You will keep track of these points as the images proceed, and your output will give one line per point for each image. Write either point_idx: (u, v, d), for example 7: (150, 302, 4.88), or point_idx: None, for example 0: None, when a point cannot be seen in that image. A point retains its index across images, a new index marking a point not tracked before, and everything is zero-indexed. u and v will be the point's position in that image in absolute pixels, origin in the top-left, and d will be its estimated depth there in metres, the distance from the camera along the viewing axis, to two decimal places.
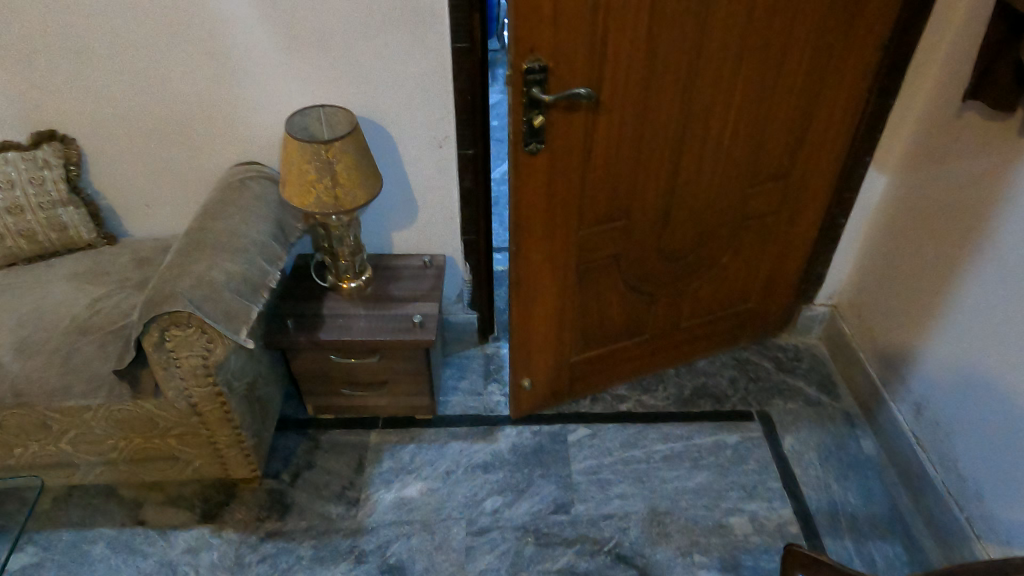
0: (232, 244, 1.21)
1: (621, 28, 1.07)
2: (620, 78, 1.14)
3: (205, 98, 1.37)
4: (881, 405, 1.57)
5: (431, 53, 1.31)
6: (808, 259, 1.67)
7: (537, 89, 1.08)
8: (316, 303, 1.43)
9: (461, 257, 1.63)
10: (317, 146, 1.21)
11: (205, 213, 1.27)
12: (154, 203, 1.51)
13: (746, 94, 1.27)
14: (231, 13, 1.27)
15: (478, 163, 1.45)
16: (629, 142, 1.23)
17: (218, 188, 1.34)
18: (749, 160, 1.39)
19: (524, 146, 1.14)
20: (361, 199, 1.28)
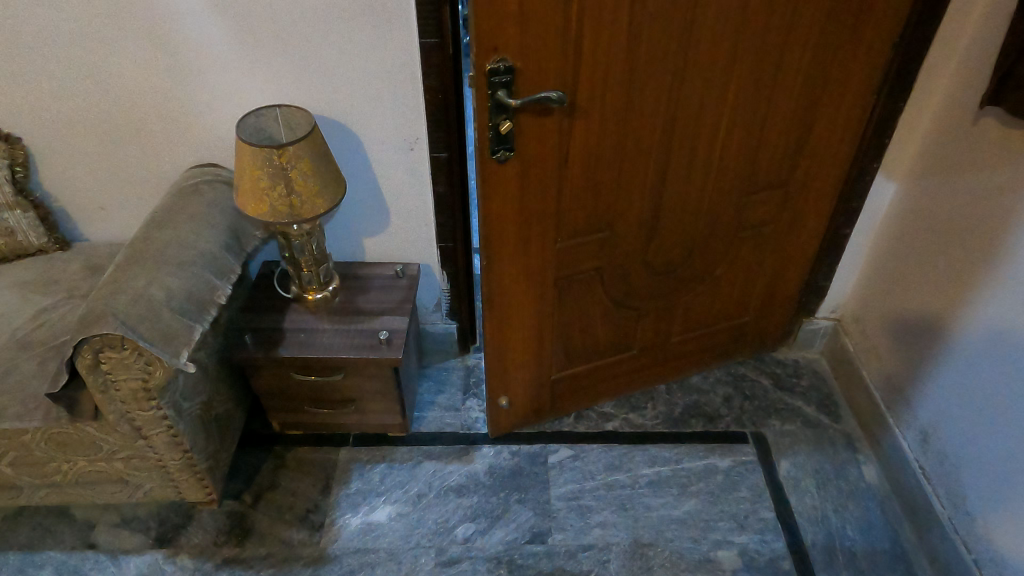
0: (177, 256, 1.11)
1: (597, 25, 0.97)
2: (599, 80, 1.03)
3: (157, 96, 1.27)
4: (885, 429, 1.46)
5: (399, 49, 1.20)
6: (810, 270, 1.55)
7: (504, 92, 0.97)
8: (277, 316, 1.34)
9: (437, 265, 1.53)
10: (270, 150, 1.10)
11: (150, 221, 1.18)
12: (109, 206, 1.42)
13: (740, 96, 1.16)
14: (180, 5, 1.16)
15: (453, 167, 1.34)
16: (610, 149, 1.13)
17: (170, 193, 1.25)
18: (745, 167, 1.28)
19: (490, 154, 1.04)
20: (320, 207, 1.18)
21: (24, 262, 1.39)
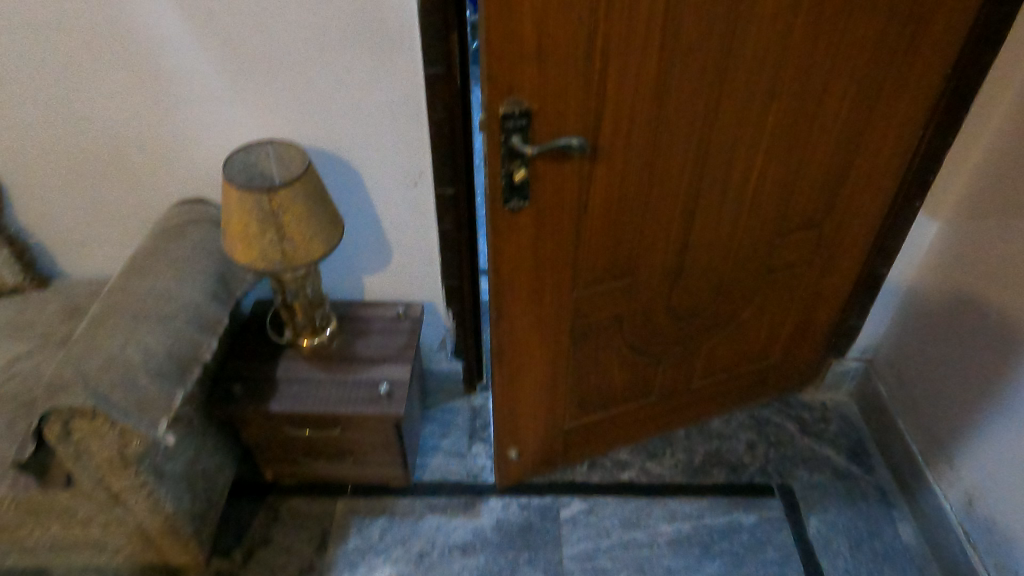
0: (158, 309, 1.01)
1: (623, 62, 0.87)
2: (623, 121, 0.93)
3: (139, 128, 1.17)
4: (923, 485, 1.36)
5: (402, 79, 1.10)
6: (842, 311, 1.45)
7: (519, 138, 0.87)
8: (270, 364, 1.24)
9: (442, 304, 1.42)
10: (259, 193, 1.00)
11: (131, 266, 1.08)
12: (90, 241, 1.32)
13: (776, 135, 1.06)
14: (162, 32, 1.06)
15: (460, 203, 1.24)
16: (634, 194, 1.03)
17: (152, 234, 1.15)
18: (778, 208, 1.17)
19: (502, 203, 0.93)
20: (315, 253, 1.08)
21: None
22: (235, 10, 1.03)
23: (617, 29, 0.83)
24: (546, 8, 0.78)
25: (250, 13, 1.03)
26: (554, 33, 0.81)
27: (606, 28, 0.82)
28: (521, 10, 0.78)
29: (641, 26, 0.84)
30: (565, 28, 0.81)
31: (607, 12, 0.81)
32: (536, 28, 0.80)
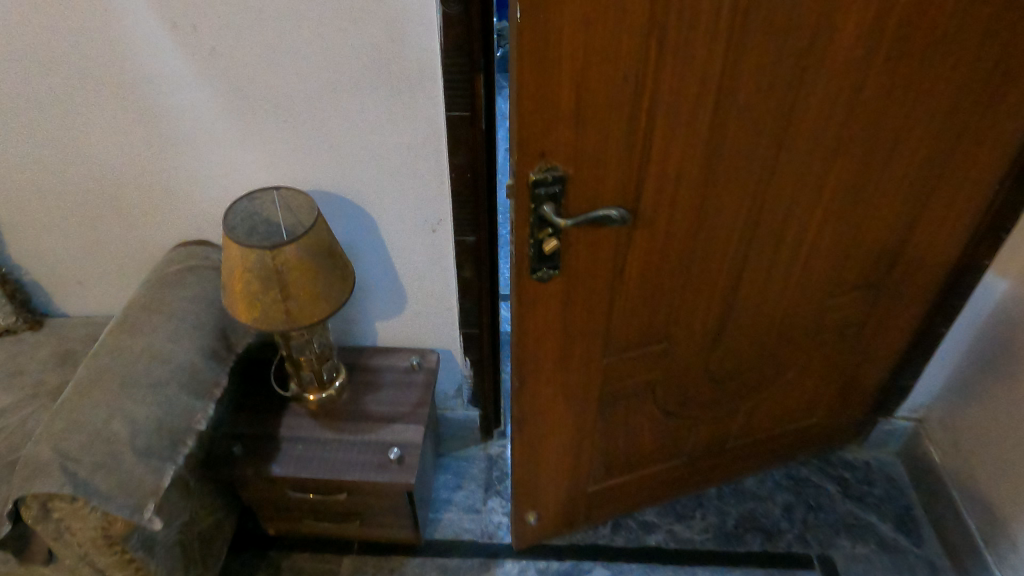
0: (149, 373, 0.93)
1: (671, 121, 0.76)
2: (668, 184, 0.83)
3: (137, 167, 1.08)
4: (980, 566, 1.24)
5: (421, 122, 1.00)
6: (893, 369, 1.33)
7: (550, 207, 0.76)
8: (273, 421, 1.16)
9: (459, 352, 1.33)
10: (261, 250, 0.91)
11: (124, 320, 1.00)
12: (88, 279, 1.25)
13: (835, 193, 0.95)
14: (161, 68, 0.97)
15: (482, 251, 1.14)
16: (676, 258, 0.92)
17: (148, 282, 1.06)
18: (833, 267, 1.06)
19: (529, 273, 0.83)
20: (321, 311, 0.99)
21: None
22: (241, 46, 0.94)
23: (667, 87, 0.73)
24: (589, 68, 0.68)
25: (257, 51, 0.94)
26: (596, 94, 0.70)
27: (653, 85, 0.72)
28: (560, 70, 0.67)
29: (694, 82, 0.74)
30: (606, 87, 0.70)
31: (656, 69, 0.71)
32: (576, 89, 0.69)
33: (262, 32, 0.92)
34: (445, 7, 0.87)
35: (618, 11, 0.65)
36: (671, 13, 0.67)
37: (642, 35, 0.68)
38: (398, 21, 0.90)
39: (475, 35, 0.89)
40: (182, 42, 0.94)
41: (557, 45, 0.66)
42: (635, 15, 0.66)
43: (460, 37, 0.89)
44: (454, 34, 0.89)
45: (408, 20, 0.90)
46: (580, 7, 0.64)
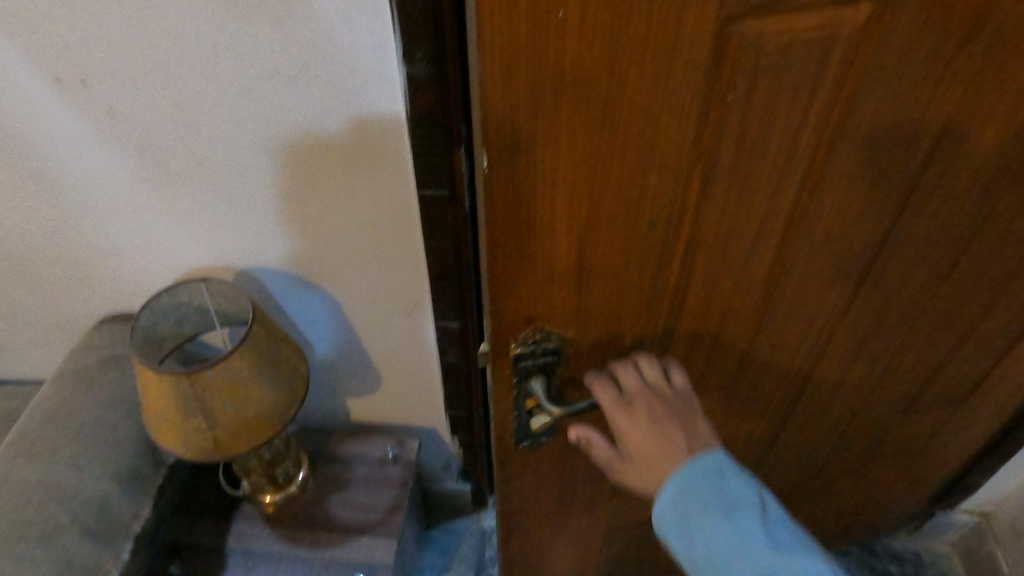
0: (44, 516, 0.75)
1: (713, 264, 0.55)
2: (706, 326, 0.61)
3: (38, 235, 0.86)
4: None
5: (388, 198, 0.78)
6: (963, 469, 1.11)
7: (542, 384, 0.59)
8: (222, 527, 0.99)
9: (446, 432, 1.12)
10: (174, 376, 0.72)
11: (22, 438, 0.81)
12: (8, 343, 1.06)
13: (939, 325, 0.69)
14: (49, 136, 0.74)
15: (468, 337, 0.92)
16: (709, 390, 0.71)
17: (57, 378, 0.87)
18: (915, 390, 0.82)
19: (514, 441, 0.66)
20: (262, 434, 0.80)
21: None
22: (147, 112, 0.71)
23: (713, 227, 0.51)
24: (596, 219, 0.47)
25: (169, 117, 0.71)
26: (607, 247, 0.50)
27: (690, 228, 0.51)
28: (552, 223, 0.47)
29: (753, 219, 0.51)
30: (622, 238, 0.49)
31: (697, 210, 0.49)
32: (576, 243, 0.49)
33: (172, 95, 0.69)
34: (409, 68, 0.60)
35: (640, 149, 0.43)
36: (722, 142, 0.45)
37: (679, 175, 0.46)
38: (350, 82, 0.66)
39: (452, 100, 0.63)
40: (70, 104, 0.71)
41: (547, 195, 0.45)
42: (667, 152, 0.44)
43: (432, 105, 0.63)
44: (424, 101, 0.63)
45: (363, 81, 0.66)
46: (581, 148, 0.42)
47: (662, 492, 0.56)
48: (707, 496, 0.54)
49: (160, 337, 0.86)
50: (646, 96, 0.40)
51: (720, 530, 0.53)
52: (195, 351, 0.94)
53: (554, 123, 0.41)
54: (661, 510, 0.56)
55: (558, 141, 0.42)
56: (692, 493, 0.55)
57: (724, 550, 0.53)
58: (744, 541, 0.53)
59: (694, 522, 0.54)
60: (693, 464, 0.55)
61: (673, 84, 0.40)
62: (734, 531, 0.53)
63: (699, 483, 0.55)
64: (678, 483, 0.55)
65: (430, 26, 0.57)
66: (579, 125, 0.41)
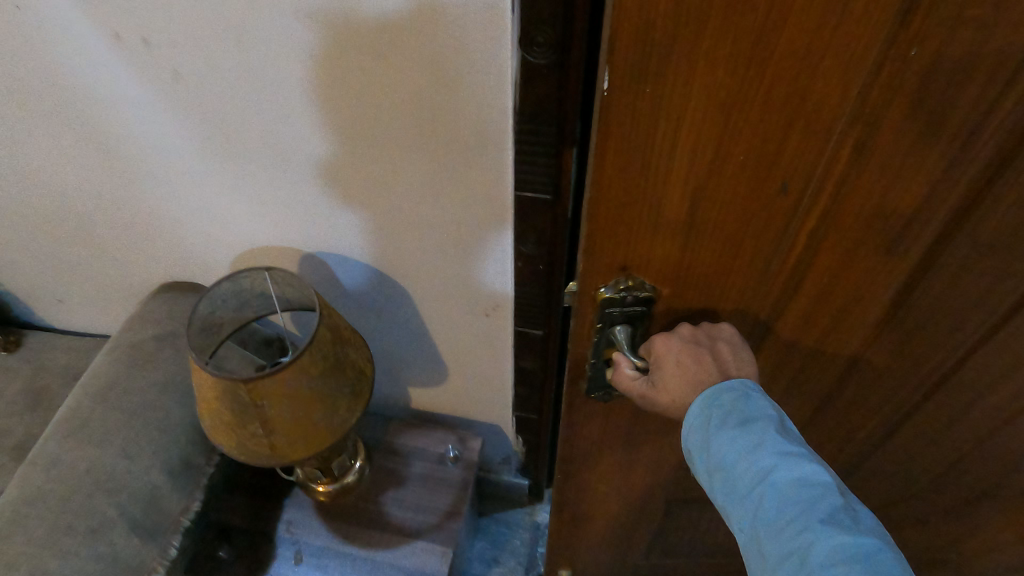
0: (92, 508, 0.70)
1: (853, 251, 0.45)
2: (835, 319, 0.52)
3: (100, 201, 0.82)
4: None
5: (476, 191, 0.67)
6: None
7: (625, 332, 0.51)
8: (272, 512, 0.94)
9: (512, 432, 1.04)
10: (230, 381, 0.65)
11: (72, 416, 0.77)
12: (70, 300, 1.04)
13: None
14: (110, 97, 0.68)
15: (550, 345, 0.81)
16: (815, 387, 0.62)
17: (111, 349, 0.83)
18: None
19: (586, 391, 0.58)
20: (321, 439, 0.75)
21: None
22: (212, 83, 0.63)
23: (857, 210, 0.42)
24: (719, 169, 0.39)
25: (239, 90, 0.63)
26: (724, 207, 0.42)
27: (834, 202, 0.42)
28: (669, 168, 0.40)
29: (903, 211, 0.42)
30: (748, 200, 0.41)
31: (840, 184, 0.41)
32: (690, 194, 0.41)
33: (242, 65, 0.60)
34: (526, 53, 0.49)
35: (792, 91, 0.35)
36: (887, 105, 0.36)
37: (831, 131, 0.38)
38: (450, 64, 0.56)
39: (571, 93, 0.52)
40: (134, 66, 0.64)
41: (669, 128, 0.38)
42: (823, 100, 0.36)
43: (545, 96, 0.52)
44: (536, 91, 0.52)
45: (466, 65, 0.56)
46: (723, 72, 0.35)
47: (689, 411, 0.48)
48: (730, 412, 0.45)
49: (221, 327, 0.81)
50: (821, 18, 0.32)
51: (731, 439, 0.44)
52: (260, 333, 0.89)
53: (696, 44, 0.34)
54: (687, 430, 0.47)
55: (697, 68, 0.35)
56: (719, 408, 0.46)
57: (736, 452, 0.44)
58: (756, 442, 0.43)
59: (708, 432, 0.46)
60: (724, 384, 0.46)
61: (849, 18, 0.32)
62: (751, 435, 0.44)
63: (725, 399, 0.46)
64: (706, 396, 0.47)
65: (559, 5, 0.45)
66: (728, 47, 0.34)
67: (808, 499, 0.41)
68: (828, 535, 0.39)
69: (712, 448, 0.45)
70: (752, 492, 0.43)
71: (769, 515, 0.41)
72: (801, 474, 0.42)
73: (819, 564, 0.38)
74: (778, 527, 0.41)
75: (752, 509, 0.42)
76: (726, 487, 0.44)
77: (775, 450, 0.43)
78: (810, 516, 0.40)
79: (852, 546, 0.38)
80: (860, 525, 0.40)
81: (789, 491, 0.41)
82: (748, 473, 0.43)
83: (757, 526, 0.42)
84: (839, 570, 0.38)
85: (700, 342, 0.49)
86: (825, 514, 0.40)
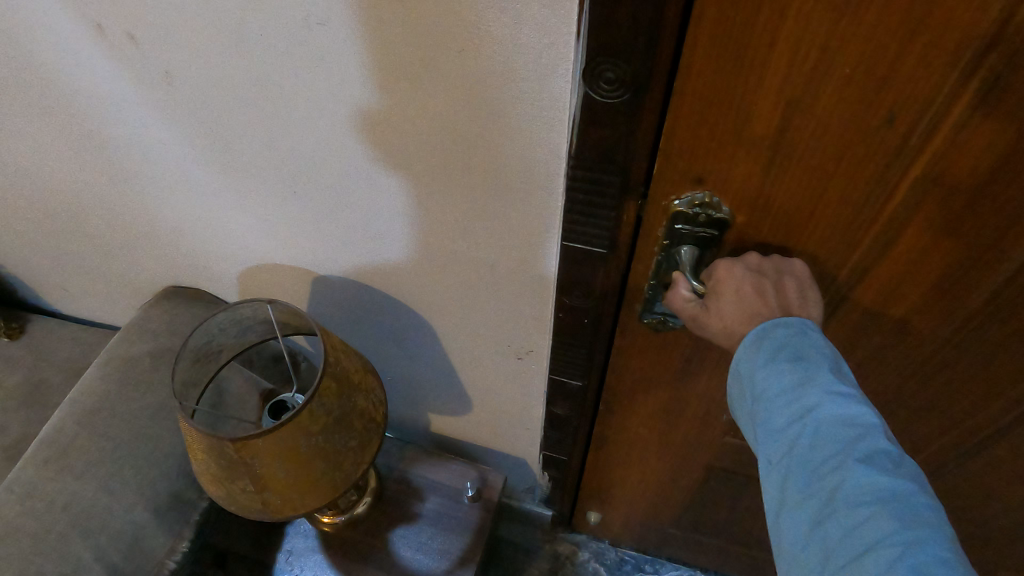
0: (67, 551, 0.62)
1: (972, 189, 0.39)
2: (938, 276, 0.46)
3: (100, 192, 0.73)
4: None
5: (513, 232, 0.57)
6: None
7: (691, 254, 0.48)
8: (275, 544, 0.87)
9: (538, 466, 0.95)
10: (214, 440, 0.53)
11: (52, 438, 0.68)
12: (72, 289, 0.96)
13: None
14: (98, 90, 0.60)
15: (587, 396, 0.72)
16: (902, 368, 0.55)
17: (103, 362, 0.75)
18: None
19: (639, 316, 0.57)
20: (320, 495, 0.62)
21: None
22: (215, 83, 0.54)
23: (985, 141, 0.37)
24: (821, 81, 0.36)
25: (244, 98, 0.54)
26: (822, 129, 0.39)
27: (956, 126, 0.37)
28: (764, 65, 0.36)
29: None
30: (853, 108, 0.37)
31: (967, 108, 0.36)
32: (782, 107, 0.38)
33: (248, 69, 0.52)
34: (589, 88, 0.39)
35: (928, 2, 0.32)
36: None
37: (967, 37, 0.33)
38: (490, 91, 0.46)
39: (643, 138, 0.42)
40: (122, 62, 0.56)
41: (771, 24, 0.34)
42: (958, 13, 0.32)
43: (610, 142, 0.42)
44: (598, 135, 0.41)
45: (511, 94, 0.45)
46: None
47: (739, 344, 0.44)
48: (783, 346, 0.41)
49: (219, 359, 0.68)
50: None
51: (776, 373, 0.40)
52: (269, 351, 0.78)
53: None
54: (734, 362, 0.44)
55: None
56: (771, 341, 0.42)
57: (781, 385, 0.40)
58: (804, 379, 0.39)
59: (754, 364, 0.42)
60: (780, 319, 0.43)
61: None
62: (803, 370, 0.40)
63: (779, 333, 0.42)
64: (759, 328, 0.43)
65: (642, 35, 0.35)
66: None
67: (849, 438, 0.37)
68: (861, 476, 0.35)
69: (756, 380, 0.41)
70: (788, 429, 0.39)
71: (803, 450, 0.38)
72: (846, 415, 0.38)
73: (845, 504, 0.35)
74: (810, 465, 0.37)
75: (786, 445, 0.39)
76: (761, 420, 0.41)
77: (822, 388, 0.39)
78: (847, 455, 0.36)
79: (886, 489, 0.35)
80: (901, 471, 0.36)
81: (830, 429, 0.37)
82: (788, 408, 0.39)
83: (787, 463, 0.38)
84: (863, 511, 0.34)
85: (765, 272, 0.45)
86: (864, 455, 0.36)
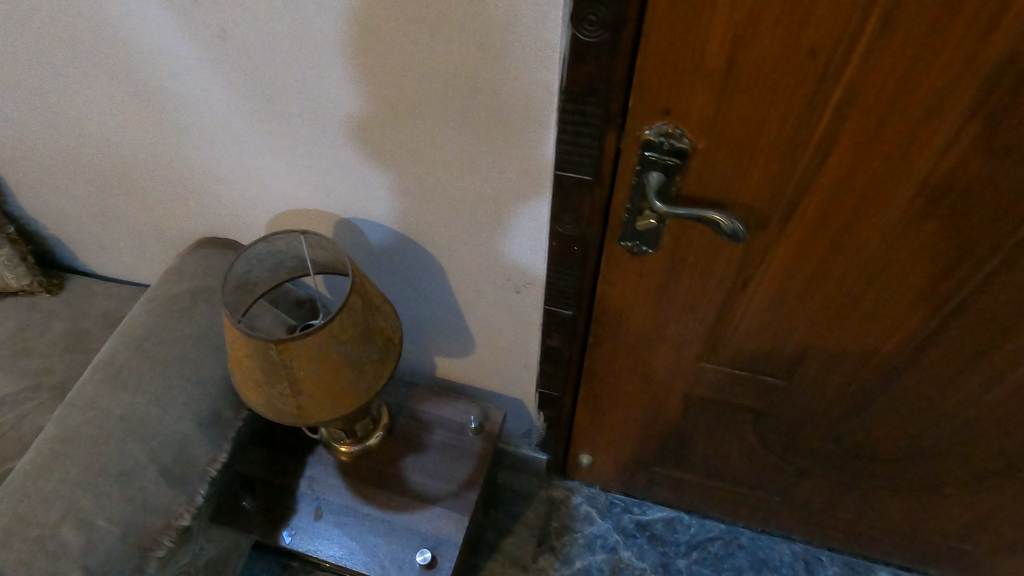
0: (125, 453, 0.71)
1: (880, 111, 0.49)
2: (860, 193, 0.56)
3: (143, 150, 0.82)
4: None
5: (513, 167, 0.66)
6: None
7: (658, 180, 0.58)
8: (296, 472, 0.94)
9: (534, 406, 1.04)
10: (260, 342, 0.63)
11: (107, 363, 0.77)
12: (108, 247, 1.05)
13: None
14: (153, 51, 0.68)
15: (578, 326, 0.81)
16: (840, 285, 0.65)
17: (148, 302, 0.84)
18: None
19: (619, 239, 0.66)
20: (343, 405, 0.71)
21: (4, 301, 1.05)
22: (259, 42, 0.63)
23: (885, 68, 0.47)
24: (757, 18, 0.46)
25: (285, 55, 0.63)
26: (760, 60, 0.48)
27: (864, 55, 0.47)
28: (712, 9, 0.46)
29: (920, 98, 0.48)
30: (783, 45, 0.47)
31: (869, 39, 0.46)
32: (729, 41, 0.48)
33: (290, 28, 0.61)
34: (576, 30, 0.49)
35: None
36: None
37: None
38: (496, 38, 0.56)
39: (619, 72, 0.51)
40: (178, 25, 0.64)
41: None
42: None
43: (593, 77, 0.52)
44: (583, 70, 0.51)
45: (513, 40, 0.55)
46: None
47: None
48: None
49: (255, 288, 0.77)
50: None
51: None
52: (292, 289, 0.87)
53: None
54: None
55: None
56: None
57: None
58: None
59: None
60: None
61: None
62: None
63: None
64: None
65: None
66: None
67: None
68: None
69: None
70: None
71: None
72: None
73: None
74: None
75: None
76: None
77: None
78: None
79: None
80: None
81: None
82: None
83: None
84: None
85: None
86: None
